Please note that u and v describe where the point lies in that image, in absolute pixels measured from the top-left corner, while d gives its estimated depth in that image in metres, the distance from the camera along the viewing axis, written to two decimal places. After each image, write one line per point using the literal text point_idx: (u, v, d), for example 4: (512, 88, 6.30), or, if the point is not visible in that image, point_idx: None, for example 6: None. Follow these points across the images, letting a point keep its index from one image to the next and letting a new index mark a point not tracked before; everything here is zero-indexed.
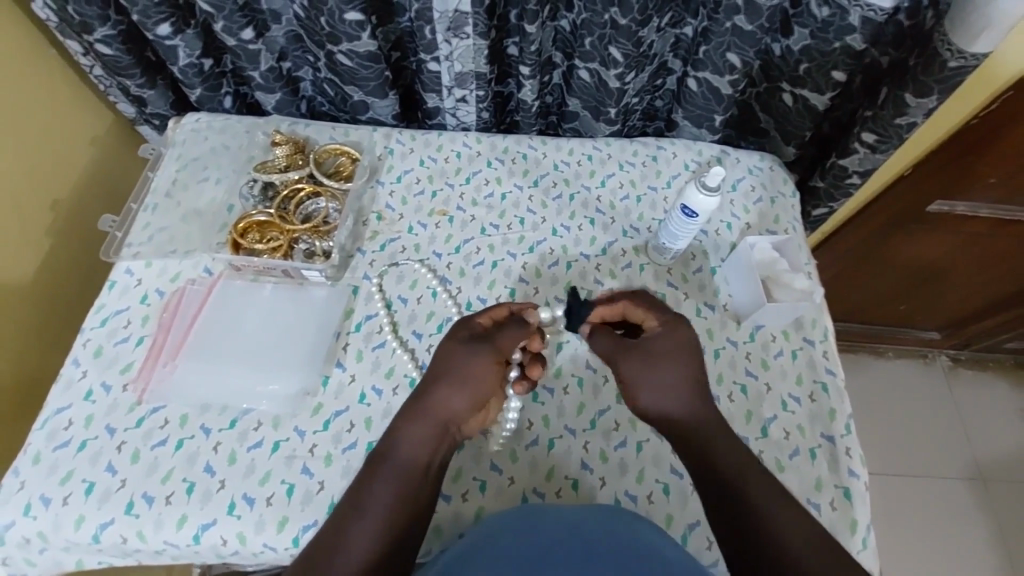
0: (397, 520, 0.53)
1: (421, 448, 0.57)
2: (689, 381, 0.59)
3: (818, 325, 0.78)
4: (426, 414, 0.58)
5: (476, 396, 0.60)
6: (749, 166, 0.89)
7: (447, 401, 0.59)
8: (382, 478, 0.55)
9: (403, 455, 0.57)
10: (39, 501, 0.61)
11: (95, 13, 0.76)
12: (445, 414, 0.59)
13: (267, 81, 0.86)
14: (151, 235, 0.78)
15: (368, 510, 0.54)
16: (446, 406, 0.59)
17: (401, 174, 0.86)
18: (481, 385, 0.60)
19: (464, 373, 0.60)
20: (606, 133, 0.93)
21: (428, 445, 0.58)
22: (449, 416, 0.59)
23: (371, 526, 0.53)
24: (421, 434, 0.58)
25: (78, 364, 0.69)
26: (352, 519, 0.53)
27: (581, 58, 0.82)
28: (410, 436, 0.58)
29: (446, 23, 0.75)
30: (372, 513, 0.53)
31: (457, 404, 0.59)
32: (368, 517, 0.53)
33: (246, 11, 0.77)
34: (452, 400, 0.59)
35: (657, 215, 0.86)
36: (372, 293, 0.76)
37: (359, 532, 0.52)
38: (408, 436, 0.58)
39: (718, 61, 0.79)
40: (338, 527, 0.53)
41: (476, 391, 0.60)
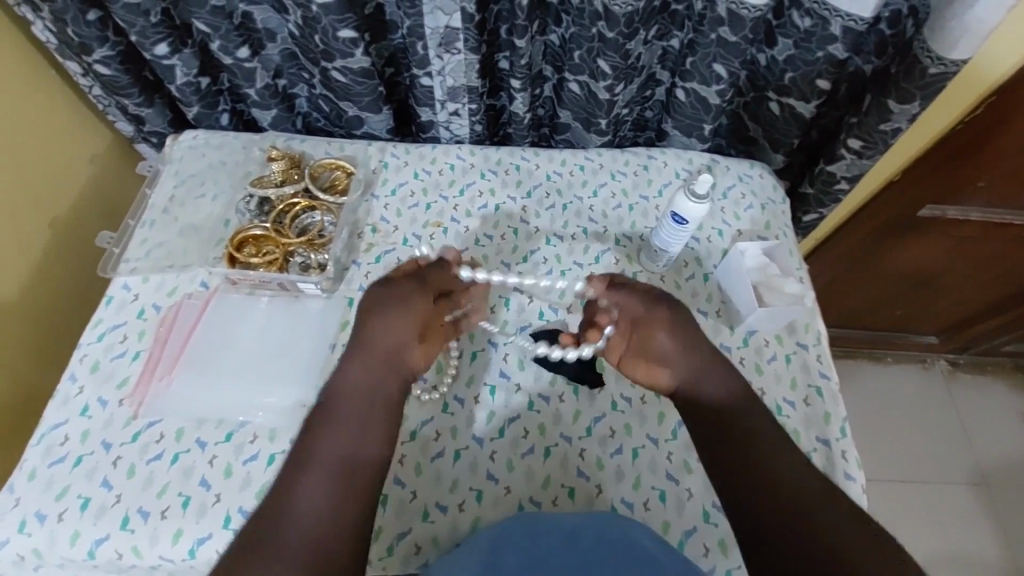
0: (350, 468, 0.56)
1: (366, 393, 0.60)
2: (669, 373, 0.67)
3: (811, 329, 0.78)
4: (364, 354, 0.61)
5: (399, 323, 0.63)
6: (739, 174, 0.91)
7: (377, 339, 0.62)
8: (323, 435, 0.58)
9: (343, 406, 0.59)
10: (34, 518, 0.61)
11: (95, 34, 0.78)
12: (379, 350, 0.61)
13: (262, 98, 0.87)
14: (149, 250, 0.79)
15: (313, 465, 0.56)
16: (379, 340, 0.62)
17: (395, 187, 0.87)
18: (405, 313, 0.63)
19: (380, 308, 0.63)
20: (597, 143, 0.95)
21: (367, 390, 0.60)
22: (382, 351, 0.62)
23: (317, 482, 0.55)
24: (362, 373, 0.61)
25: (74, 380, 0.69)
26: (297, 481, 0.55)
27: (570, 71, 0.84)
28: (348, 385, 0.60)
29: (437, 39, 0.77)
30: (318, 471, 0.56)
31: (387, 334, 0.62)
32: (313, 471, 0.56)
33: (242, 30, 0.78)
34: (380, 335, 0.62)
35: (648, 223, 0.87)
36: None
37: (307, 489, 0.55)
38: (349, 386, 0.60)
39: (705, 71, 0.81)
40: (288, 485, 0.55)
41: (402, 320, 0.63)
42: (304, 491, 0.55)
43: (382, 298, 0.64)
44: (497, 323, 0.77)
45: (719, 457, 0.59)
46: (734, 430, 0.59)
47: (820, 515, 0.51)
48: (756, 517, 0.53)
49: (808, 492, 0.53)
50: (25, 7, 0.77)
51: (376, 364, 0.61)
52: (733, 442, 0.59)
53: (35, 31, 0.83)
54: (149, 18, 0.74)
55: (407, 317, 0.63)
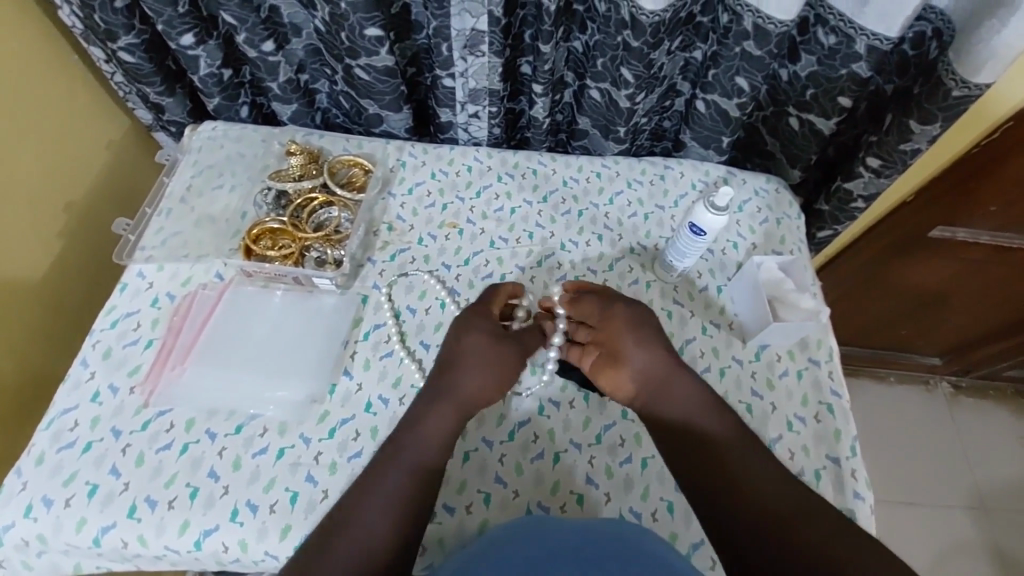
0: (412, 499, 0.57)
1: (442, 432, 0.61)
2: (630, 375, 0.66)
3: (824, 345, 0.78)
4: (450, 397, 0.63)
5: (486, 373, 0.64)
6: (755, 188, 0.91)
7: (464, 385, 0.63)
8: (390, 471, 0.58)
9: (417, 446, 0.60)
10: (41, 503, 0.61)
11: (121, 22, 0.78)
12: (463, 395, 0.63)
13: (284, 92, 0.87)
14: (164, 239, 0.79)
15: (376, 497, 0.57)
16: (469, 387, 0.63)
17: (412, 186, 0.87)
18: (489, 364, 0.65)
19: (468, 357, 0.65)
20: (615, 151, 0.95)
21: (444, 431, 0.61)
22: (467, 397, 0.63)
23: (384, 513, 0.56)
24: (444, 416, 0.62)
25: (86, 365, 0.69)
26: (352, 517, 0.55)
27: (592, 78, 0.84)
28: (426, 425, 0.61)
29: (463, 40, 0.77)
30: (382, 507, 0.56)
31: (471, 383, 0.64)
32: (376, 503, 0.56)
33: (268, 24, 0.78)
34: (468, 381, 0.64)
35: (663, 233, 0.87)
36: (381, 303, 0.76)
37: (370, 524, 0.55)
38: (423, 427, 0.61)
39: (727, 84, 0.81)
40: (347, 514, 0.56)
41: (490, 372, 0.65)
42: (369, 524, 0.55)
43: (466, 343, 0.66)
44: None
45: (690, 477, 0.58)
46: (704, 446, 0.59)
47: (808, 530, 0.50)
48: (735, 519, 0.54)
49: (794, 499, 0.53)
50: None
51: (455, 406, 0.63)
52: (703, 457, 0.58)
53: (62, 17, 0.84)
54: (177, 8, 0.75)
55: (495, 369, 0.65)
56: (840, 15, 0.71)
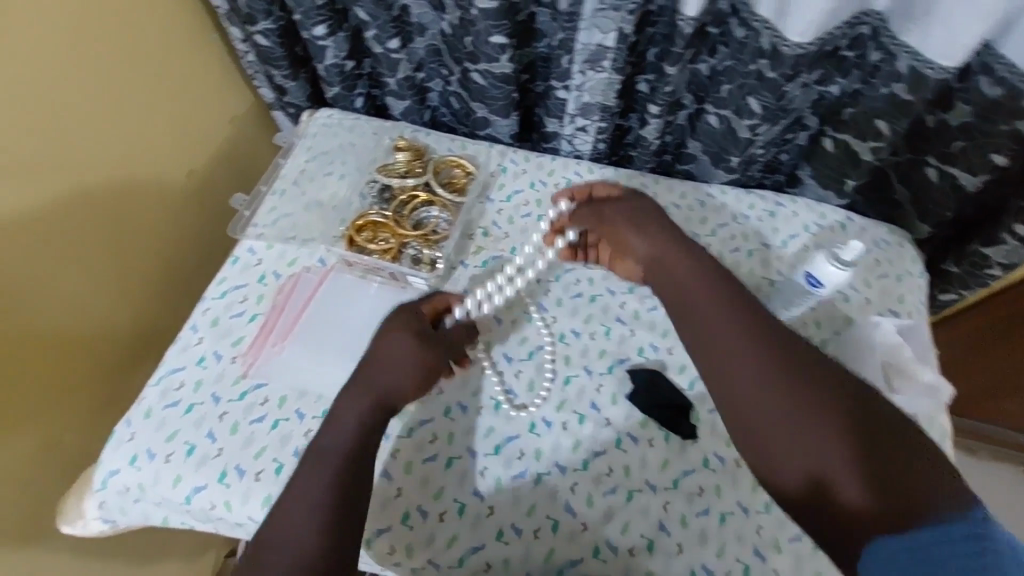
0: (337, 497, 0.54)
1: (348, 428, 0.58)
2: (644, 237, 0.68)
3: (937, 427, 0.69)
4: (365, 387, 0.60)
5: (400, 368, 0.60)
6: (875, 238, 0.85)
7: (385, 379, 0.60)
8: (311, 472, 0.56)
9: (327, 440, 0.58)
10: (145, 454, 0.66)
11: (263, 8, 0.82)
12: (378, 388, 0.60)
13: (400, 88, 0.90)
14: (276, 219, 0.83)
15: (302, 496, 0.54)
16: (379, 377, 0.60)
17: (511, 194, 0.87)
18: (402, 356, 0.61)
19: (384, 350, 0.61)
20: (722, 180, 0.91)
21: (359, 426, 0.58)
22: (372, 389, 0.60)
23: (308, 515, 0.53)
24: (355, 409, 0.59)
25: (196, 329, 0.74)
26: (284, 517, 0.54)
27: (713, 104, 0.80)
28: (343, 418, 0.59)
29: (585, 55, 0.75)
30: (307, 506, 0.54)
31: (388, 377, 0.60)
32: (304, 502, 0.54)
33: (397, 22, 0.80)
34: (383, 373, 0.60)
35: (768, 274, 0.82)
36: (470, 308, 0.77)
37: (296, 524, 0.53)
38: (335, 422, 0.59)
39: (864, 126, 0.75)
40: (283, 511, 0.54)
41: (404, 365, 0.60)
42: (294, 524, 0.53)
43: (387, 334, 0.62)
44: (595, 349, 0.75)
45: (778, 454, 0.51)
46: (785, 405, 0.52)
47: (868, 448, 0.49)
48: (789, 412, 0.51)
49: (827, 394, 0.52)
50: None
51: (375, 401, 0.60)
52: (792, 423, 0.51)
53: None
54: (316, 0, 0.78)
55: (413, 363, 0.61)
56: (1010, 65, 0.64)
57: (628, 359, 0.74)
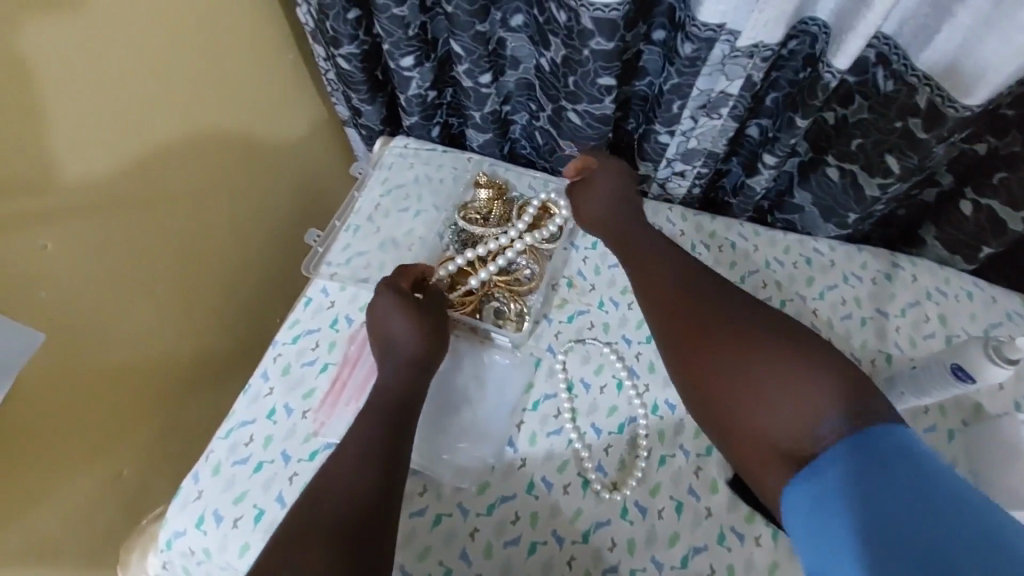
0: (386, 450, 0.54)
1: (389, 389, 0.59)
2: (613, 192, 0.70)
3: None
4: (393, 357, 0.61)
5: (400, 326, 0.61)
6: (1008, 310, 0.76)
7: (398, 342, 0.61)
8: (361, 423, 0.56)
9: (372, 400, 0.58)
10: (212, 516, 0.62)
11: (349, 31, 0.77)
12: (388, 346, 0.61)
13: (484, 122, 0.83)
14: (350, 257, 0.78)
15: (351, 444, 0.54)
16: (401, 341, 0.61)
17: (597, 240, 0.80)
18: (405, 321, 0.62)
19: (382, 322, 0.62)
20: (831, 234, 0.83)
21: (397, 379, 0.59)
22: (406, 354, 0.61)
23: (361, 462, 0.52)
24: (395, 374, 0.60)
25: (266, 378, 0.69)
26: (336, 459, 0.53)
27: (837, 156, 0.72)
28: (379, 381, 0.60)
29: (702, 101, 0.68)
30: (358, 456, 0.53)
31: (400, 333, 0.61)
32: (356, 450, 0.53)
33: (492, 56, 0.74)
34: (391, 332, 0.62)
35: (884, 347, 0.74)
36: (554, 369, 0.71)
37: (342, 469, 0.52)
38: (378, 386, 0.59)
39: (1019, 190, 0.66)
40: (335, 460, 0.53)
41: (408, 324, 0.61)
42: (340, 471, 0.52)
43: (379, 315, 0.63)
44: (692, 425, 0.67)
45: (773, 432, 0.46)
46: (770, 405, 0.47)
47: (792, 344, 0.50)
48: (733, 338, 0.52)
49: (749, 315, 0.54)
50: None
51: (412, 364, 0.61)
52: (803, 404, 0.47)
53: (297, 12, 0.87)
54: (407, 31, 0.72)
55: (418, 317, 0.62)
56: None
57: None
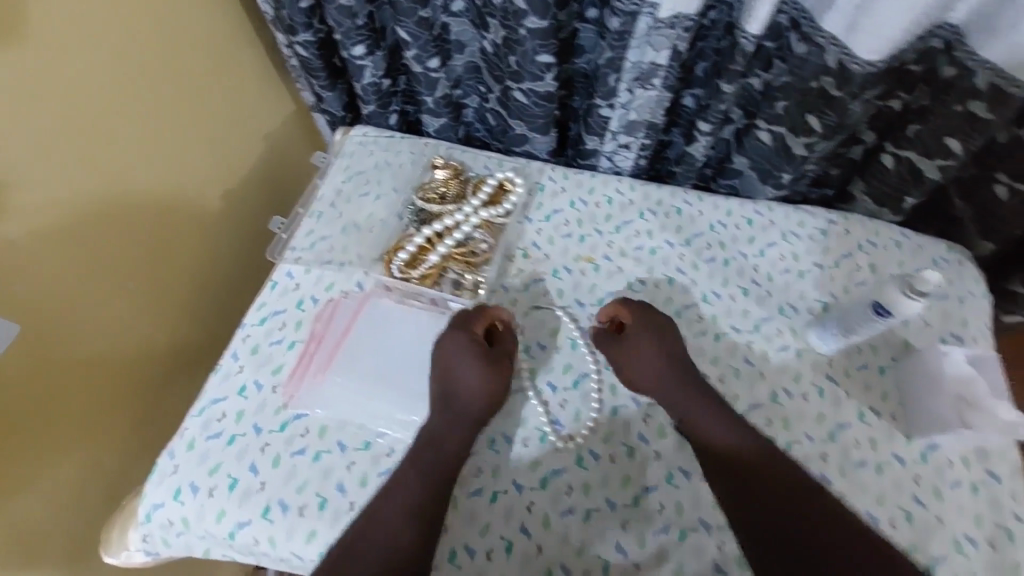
0: (426, 503, 0.60)
1: (434, 437, 0.64)
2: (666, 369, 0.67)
3: (1007, 459, 0.68)
4: (447, 401, 0.65)
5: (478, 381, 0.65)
6: (934, 257, 0.81)
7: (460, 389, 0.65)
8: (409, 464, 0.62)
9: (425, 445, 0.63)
10: (188, 488, 0.65)
11: (303, 21, 0.80)
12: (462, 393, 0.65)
13: (437, 106, 0.87)
14: (314, 241, 0.81)
15: (395, 490, 0.61)
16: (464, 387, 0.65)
17: (550, 213, 0.85)
18: (460, 369, 0.66)
19: (449, 367, 0.66)
20: (771, 196, 0.87)
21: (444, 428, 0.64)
22: (458, 402, 0.65)
23: (401, 510, 0.59)
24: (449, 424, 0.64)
25: (236, 358, 0.73)
26: (380, 504, 0.60)
27: (766, 120, 0.76)
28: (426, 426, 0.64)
29: (636, 73, 0.71)
30: (399, 507, 0.59)
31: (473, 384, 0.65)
32: (399, 497, 0.60)
33: (438, 41, 0.78)
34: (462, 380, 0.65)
35: (820, 297, 0.79)
36: (512, 335, 0.75)
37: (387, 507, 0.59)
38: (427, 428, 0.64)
39: (932, 142, 0.70)
40: (377, 507, 0.60)
41: (466, 372, 0.65)
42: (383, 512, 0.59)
43: (455, 364, 0.66)
44: None
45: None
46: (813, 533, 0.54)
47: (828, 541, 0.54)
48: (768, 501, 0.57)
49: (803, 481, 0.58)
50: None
51: (451, 413, 0.65)
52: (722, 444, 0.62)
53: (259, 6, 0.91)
54: (356, 20, 0.76)
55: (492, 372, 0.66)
56: None
57: None
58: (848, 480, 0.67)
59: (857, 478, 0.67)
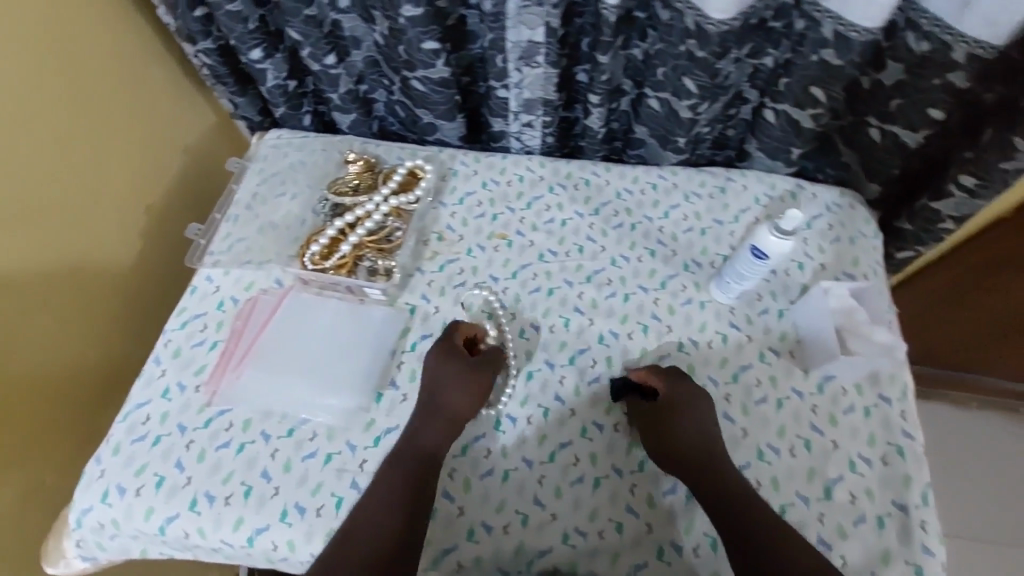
0: (411, 503, 0.63)
1: (424, 445, 0.66)
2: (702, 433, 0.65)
3: (897, 381, 0.72)
4: (434, 414, 0.67)
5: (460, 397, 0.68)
6: (827, 202, 0.85)
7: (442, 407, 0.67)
8: (393, 467, 0.65)
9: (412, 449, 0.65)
10: (116, 490, 0.66)
11: (200, 29, 0.82)
12: (444, 410, 0.67)
13: (344, 102, 0.90)
14: (230, 244, 0.83)
15: (382, 492, 0.63)
16: (451, 406, 0.68)
17: (464, 196, 0.87)
18: (451, 387, 0.68)
19: (436, 383, 0.69)
20: (673, 161, 0.91)
21: (433, 439, 0.66)
22: (445, 416, 0.67)
23: (389, 510, 0.62)
24: (434, 432, 0.67)
25: (158, 362, 0.74)
26: (367, 505, 0.62)
27: (651, 87, 0.80)
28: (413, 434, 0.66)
29: (518, 52, 0.75)
30: (386, 504, 0.62)
31: (454, 402, 0.68)
32: (385, 497, 0.62)
33: (331, 38, 0.80)
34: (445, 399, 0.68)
35: (721, 250, 0.83)
36: (429, 314, 0.78)
37: (374, 509, 0.62)
38: (414, 434, 0.66)
39: (800, 94, 0.75)
40: (365, 506, 0.62)
41: (454, 393, 0.68)
42: (373, 513, 0.62)
43: (442, 384, 0.68)
44: (555, 340, 0.76)
45: None
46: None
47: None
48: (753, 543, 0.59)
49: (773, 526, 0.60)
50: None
51: (438, 426, 0.67)
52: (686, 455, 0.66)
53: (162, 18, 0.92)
54: (247, 25, 0.78)
55: (473, 384, 0.69)
56: (937, 20, 0.63)
57: (587, 347, 0.75)
58: (751, 416, 0.71)
59: (759, 414, 0.71)
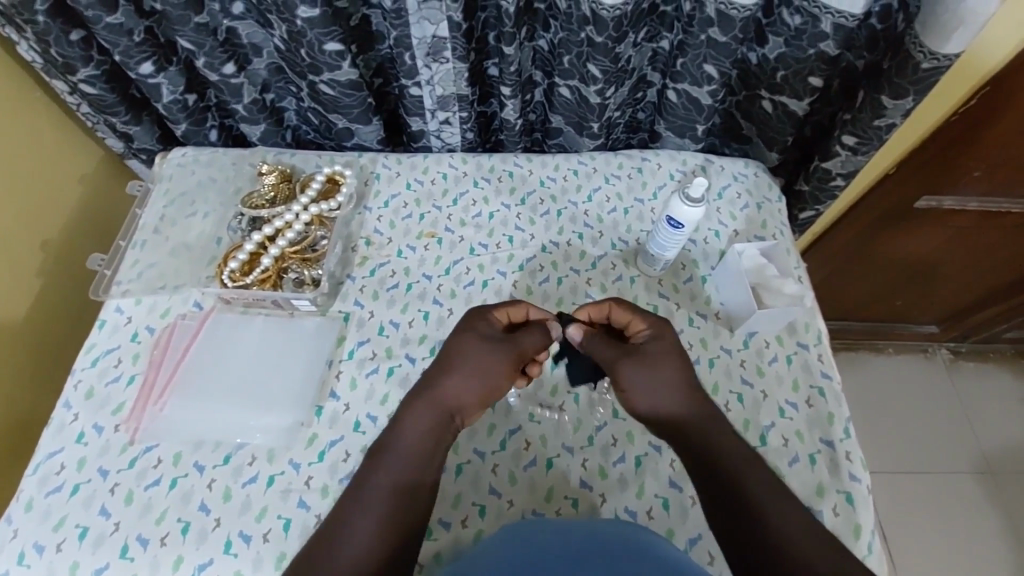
0: (395, 503, 0.54)
1: (416, 435, 0.57)
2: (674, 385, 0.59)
3: (811, 329, 0.78)
4: (432, 399, 0.59)
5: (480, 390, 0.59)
6: (734, 173, 0.89)
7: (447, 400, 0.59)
8: (375, 476, 0.56)
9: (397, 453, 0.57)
10: (33, 549, 0.61)
11: (78, 54, 0.77)
12: (447, 398, 0.59)
13: (250, 113, 0.87)
14: (140, 272, 0.78)
15: (365, 499, 0.54)
16: (454, 390, 0.59)
17: (388, 199, 0.86)
18: (464, 363, 0.60)
19: (449, 362, 0.60)
20: (590, 147, 0.94)
21: (425, 436, 0.57)
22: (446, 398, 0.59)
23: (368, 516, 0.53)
24: (424, 419, 0.58)
25: (69, 407, 0.68)
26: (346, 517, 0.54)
27: (560, 76, 0.82)
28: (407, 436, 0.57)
29: (425, 48, 0.76)
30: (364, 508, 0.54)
31: (459, 388, 0.59)
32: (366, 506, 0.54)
33: (227, 46, 0.78)
34: (449, 382, 0.59)
35: (645, 227, 0.86)
36: (364, 319, 0.76)
37: (351, 527, 0.53)
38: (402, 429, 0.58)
39: (696, 72, 0.79)
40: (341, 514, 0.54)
41: (462, 371, 0.59)
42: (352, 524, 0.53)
43: (449, 365, 0.60)
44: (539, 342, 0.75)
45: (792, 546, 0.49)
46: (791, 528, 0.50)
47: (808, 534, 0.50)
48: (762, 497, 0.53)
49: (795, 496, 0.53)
50: (9, 27, 0.75)
51: (438, 410, 0.58)
52: (684, 401, 0.58)
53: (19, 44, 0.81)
54: (133, 38, 0.74)
55: (481, 364, 0.60)
56: None
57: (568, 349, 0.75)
58: None
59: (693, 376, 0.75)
